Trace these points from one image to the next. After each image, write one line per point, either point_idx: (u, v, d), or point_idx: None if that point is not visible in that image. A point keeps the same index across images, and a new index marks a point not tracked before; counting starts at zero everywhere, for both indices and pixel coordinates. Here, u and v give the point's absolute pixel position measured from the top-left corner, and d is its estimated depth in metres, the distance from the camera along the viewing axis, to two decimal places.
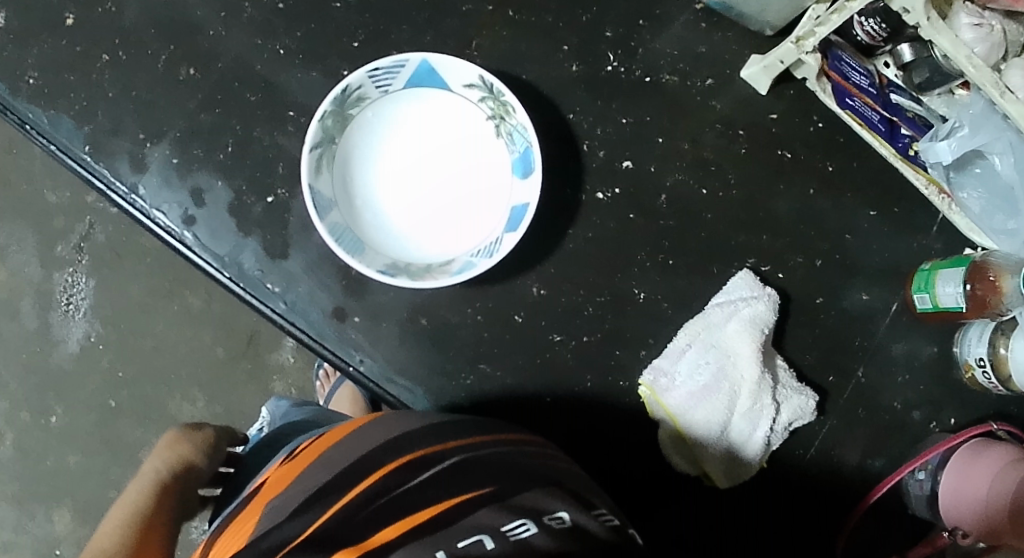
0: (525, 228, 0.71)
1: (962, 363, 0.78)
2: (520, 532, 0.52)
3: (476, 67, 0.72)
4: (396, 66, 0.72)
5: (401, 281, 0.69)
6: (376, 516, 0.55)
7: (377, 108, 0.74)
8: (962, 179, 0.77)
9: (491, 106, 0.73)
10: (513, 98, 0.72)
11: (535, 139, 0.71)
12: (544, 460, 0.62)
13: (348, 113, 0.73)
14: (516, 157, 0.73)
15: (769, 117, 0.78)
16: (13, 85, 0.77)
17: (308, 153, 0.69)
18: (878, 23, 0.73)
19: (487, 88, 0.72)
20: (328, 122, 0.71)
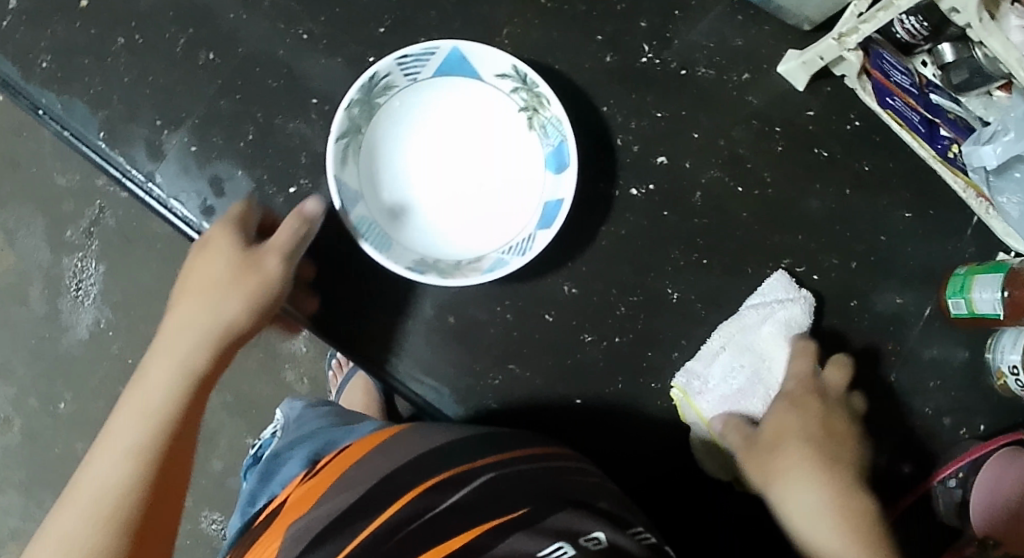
0: (558, 226, 0.69)
1: (995, 370, 0.75)
2: (557, 556, 0.55)
3: (509, 56, 0.70)
4: (426, 54, 0.70)
5: (430, 279, 0.68)
6: (413, 543, 0.56)
7: (405, 96, 0.72)
8: (1002, 183, 0.73)
9: (524, 97, 0.72)
10: (548, 91, 0.70)
11: (570, 133, 0.70)
12: (568, 475, 0.63)
13: (375, 102, 0.71)
14: (549, 151, 0.72)
15: (806, 114, 0.77)
16: (26, 68, 0.75)
17: (333, 144, 0.68)
18: (919, 21, 0.70)
19: (520, 79, 0.71)
20: (354, 111, 0.69)
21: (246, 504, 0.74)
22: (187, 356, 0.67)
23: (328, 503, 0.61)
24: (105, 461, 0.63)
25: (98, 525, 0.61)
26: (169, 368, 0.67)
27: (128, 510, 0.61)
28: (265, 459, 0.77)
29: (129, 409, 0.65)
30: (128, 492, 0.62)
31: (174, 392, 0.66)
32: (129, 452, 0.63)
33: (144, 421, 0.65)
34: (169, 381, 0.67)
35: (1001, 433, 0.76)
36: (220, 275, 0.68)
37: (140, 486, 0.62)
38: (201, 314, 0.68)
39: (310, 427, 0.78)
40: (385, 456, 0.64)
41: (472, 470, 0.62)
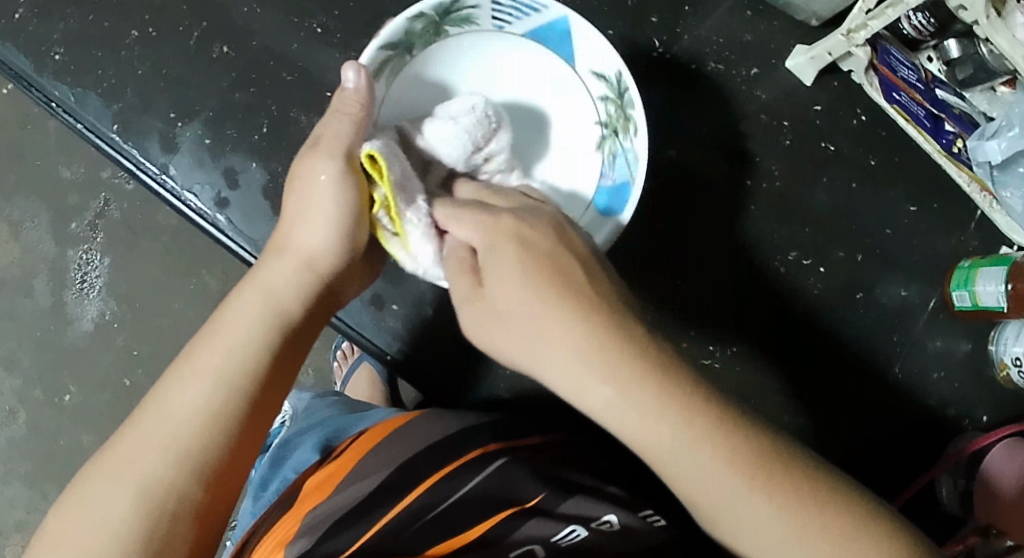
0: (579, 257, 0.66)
1: (998, 361, 0.77)
2: (573, 537, 0.58)
3: (616, 62, 0.69)
4: (528, 8, 0.69)
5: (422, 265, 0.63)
6: (432, 528, 0.58)
7: (480, 37, 0.71)
8: (1007, 178, 0.75)
9: (609, 111, 0.71)
10: (639, 117, 0.69)
11: (642, 171, 0.68)
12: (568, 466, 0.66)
13: (444, 28, 0.69)
14: (611, 182, 0.71)
15: (813, 109, 0.78)
16: (39, 61, 0.75)
17: (378, 48, 0.66)
18: (926, 17, 0.71)
19: (617, 89, 0.69)
20: (417, 26, 0.68)
21: (258, 489, 0.74)
22: (255, 310, 0.59)
23: (348, 490, 0.61)
24: (157, 421, 0.54)
25: (140, 492, 0.52)
26: (232, 327, 0.58)
27: (178, 476, 0.53)
28: (276, 445, 0.78)
29: (184, 373, 0.56)
30: (178, 458, 0.53)
31: (235, 353, 0.57)
32: (185, 416, 0.54)
33: (204, 385, 0.55)
34: (232, 339, 0.57)
35: (1004, 424, 0.78)
36: (311, 207, 0.62)
37: (195, 447, 0.54)
38: (274, 259, 0.61)
39: (320, 417, 0.79)
40: (403, 443, 0.65)
41: (485, 455, 0.64)
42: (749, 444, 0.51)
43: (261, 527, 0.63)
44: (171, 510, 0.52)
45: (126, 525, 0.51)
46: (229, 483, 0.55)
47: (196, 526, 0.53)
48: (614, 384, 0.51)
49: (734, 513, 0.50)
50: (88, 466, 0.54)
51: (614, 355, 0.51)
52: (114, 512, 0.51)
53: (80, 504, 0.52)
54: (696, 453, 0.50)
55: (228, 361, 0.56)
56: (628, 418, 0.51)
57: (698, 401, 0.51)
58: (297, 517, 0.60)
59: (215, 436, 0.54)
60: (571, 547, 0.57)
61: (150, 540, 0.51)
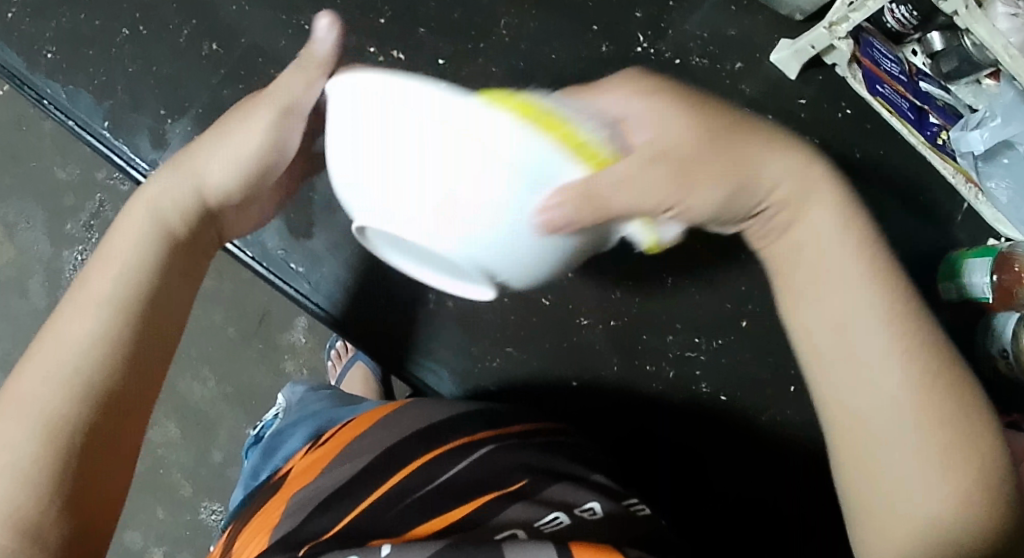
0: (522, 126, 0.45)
1: (986, 353, 0.76)
2: (555, 523, 0.57)
3: None
4: None
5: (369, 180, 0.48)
6: (414, 511, 0.58)
7: None
8: (991, 168, 0.78)
9: None
10: None
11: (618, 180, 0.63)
12: (562, 452, 0.65)
13: None
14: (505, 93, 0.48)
15: (799, 102, 0.78)
16: (31, 60, 0.76)
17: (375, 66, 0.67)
18: (908, 11, 0.72)
19: None
20: None
21: (249, 478, 0.75)
22: (143, 235, 0.58)
23: (332, 472, 0.62)
24: (44, 359, 0.54)
25: (34, 417, 0.52)
26: (123, 254, 0.58)
27: (70, 401, 0.53)
28: (269, 437, 0.79)
29: (72, 304, 0.56)
30: (64, 389, 0.53)
31: (124, 278, 0.57)
32: (67, 352, 0.54)
33: (90, 309, 0.55)
34: (122, 265, 0.57)
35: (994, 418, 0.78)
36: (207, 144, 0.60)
37: (79, 377, 0.53)
38: (168, 185, 0.59)
39: (312, 408, 0.79)
40: (389, 428, 0.65)
41: (474, 442, 0.64)
42: (924, 348, 0.54)
43: (247, 513, 0.64)
44: (67, 447, 0.52)
45: (30, 454, 0.51)
46: (125, 399, 0.55)
47: (93, 445, 0.52)
48: (859, 272, 0.55)
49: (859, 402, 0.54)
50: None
51: (862, 262, 0.55)
52: (8, 444, 0.51)
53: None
54: (875, 340, 0.53)
55: (112, 293, 0.56)
56: (830, 300, 0.55)
57: (917, 332, 0.54)
58: (282, 502, 0.61)
59: (108, 359, 0.54)
60: (553, 532, 0.56)
61: (52, 469, 0.51)
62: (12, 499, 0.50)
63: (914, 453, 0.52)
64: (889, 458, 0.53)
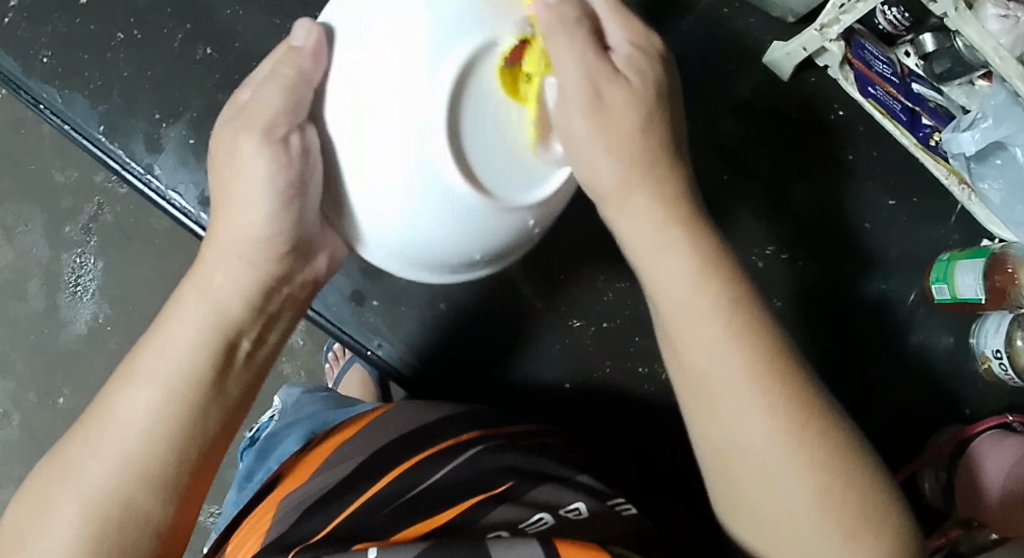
0: None
1: (979, 354, 0.77)
2: (539, 524, 0.57)
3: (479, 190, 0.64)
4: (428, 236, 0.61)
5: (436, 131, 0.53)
6: (401, 514, 0.58)
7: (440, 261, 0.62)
8: (984, 170, 0.77)
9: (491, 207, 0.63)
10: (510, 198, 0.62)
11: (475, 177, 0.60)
12: (547, 452, 0.66)
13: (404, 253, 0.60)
14: None
15: (790, 104, 0.79)
16: (27, 64, 0.77)
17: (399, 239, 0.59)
18: (901, 12, 0.73)
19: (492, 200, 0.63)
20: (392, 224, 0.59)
21: (243, 480, 0.75)
22: (202, 317, 0.57)
23: (321, 476, 0.62)
24: (157, 358, 0.55)
25: (94, 503, 0.52)
26: (179, 332, 0.56)
27: (133, 489, 0.53)
28: (263, 439, 0.79)
29: (129, 383, 0.55)
30: (166, 396, 0.55)
31: (181, 360, 0.55)
32: (174, 358, 0.55)
33: (149, 395, 0.54)
34: (180, 344, 0.56)
35: (986, 417, 0.78)
36: (232, 187, 0.57)
37: (184, 386, 0.55)
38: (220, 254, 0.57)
39: (307, 411, 0.80)
40: (378, 432, 0.65)
41: (460, 444, 0.64)
42: (796, 405, 0.54)
43: (239, 518, 0.64)
44: (149, 496, 0.53)
45: (139, 456, 0.53)
46: (190, 489, 0.55)
47: (158, 535, 0.54)
48: (735, 348, 0.54)
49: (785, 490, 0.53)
50: (98, 398, 0.56)
51: (738, 330, 0.54)
52: (69, 528, 0.52)
53: (82, 445, 0.54)
54: (721, 353, 0.54)
55: (221, 299, 0.57)
56: (709, 356, 0.54)
57: (793, 405, 0.54)
58: (271, 506, 0.61)
59: (168, 449, 0.54)
60: (537, 532, 0.56)
61: (157, 470, 0.54)
62: (115, 495, 0.53)
63: (829, 537, 0.53)
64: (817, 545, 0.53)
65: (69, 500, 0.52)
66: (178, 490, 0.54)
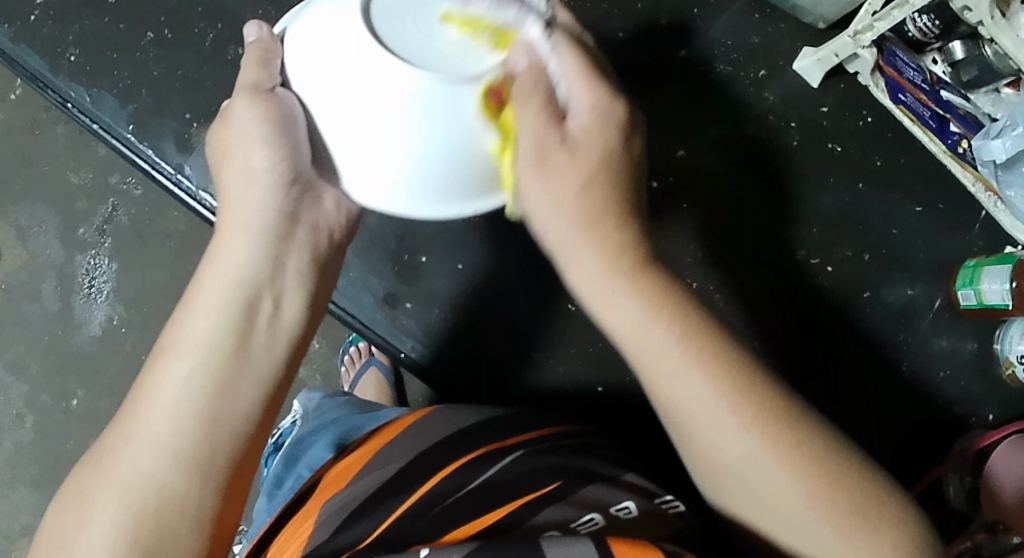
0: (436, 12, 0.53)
1: (1003, 359, 0.78)
2: (590, 524, 0.58)
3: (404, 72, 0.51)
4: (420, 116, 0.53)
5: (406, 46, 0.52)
6: (444, 518, 0.59)
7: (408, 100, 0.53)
8: (1011, 178, 0.75)
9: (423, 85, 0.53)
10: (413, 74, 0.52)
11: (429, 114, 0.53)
12: (587, 450, 0.66)
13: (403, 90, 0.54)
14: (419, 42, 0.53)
15: (820, 110, 0.79)
16: (55, 62, 0.76)
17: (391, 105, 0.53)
18: (930, 20, 0.72)
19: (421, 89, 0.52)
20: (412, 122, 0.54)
21: (272, 488, 0.74)
22: (236, 281, 0.53)
23: (365, 479, 0.62)
24: (188, 331, 0.52)
25: (132, 493, 0.48)
26: (209, 302, 0.52)
27: (175, 478, 0.49)
28: (289, 445, 0.78)
29: (161, 359, 0.51)
30: (202, 373, 0.51)
31: (218, 332, 0.52)
32: (210, 329, 0.52)
33: (181, 368, 0.50)
34: (213, 316, 0.52)
35: (1009, 422, 0.78)
36: (252, 135, 0.53)
37: (215, 361, 0.51)
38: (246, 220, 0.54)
39: (331, 416, 0.79)
40: (419, 435, 0.66)
41: (503, 448, 0.64)
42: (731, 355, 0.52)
43: (278, 521, 0.64)
44: (191, 488, 0.49)
45: (181, 440, 0.49)
46: (237, 481, 0.51)
47: (208, 529, 0.49)
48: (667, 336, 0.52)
49: (719, 421, 0.51)
50: (133, 390, 0.52)
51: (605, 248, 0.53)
52: (106, 518, 0.47)
53: (119, 442, 0.49)
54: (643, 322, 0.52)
55: (253, 265, 0.54)
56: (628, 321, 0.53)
57: (709, 345, 0.52)
58: (315, 509, 0.61)
59: (204, 430, 0.50)
60: (588, 531, 0.57)
61: (203, 457, 0.49)
62: (153, 481, 0.48)
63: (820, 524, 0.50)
64: (745, 471, 0.51)
65: (110, 498, 0.48)
66: (227, 475, 0.50)
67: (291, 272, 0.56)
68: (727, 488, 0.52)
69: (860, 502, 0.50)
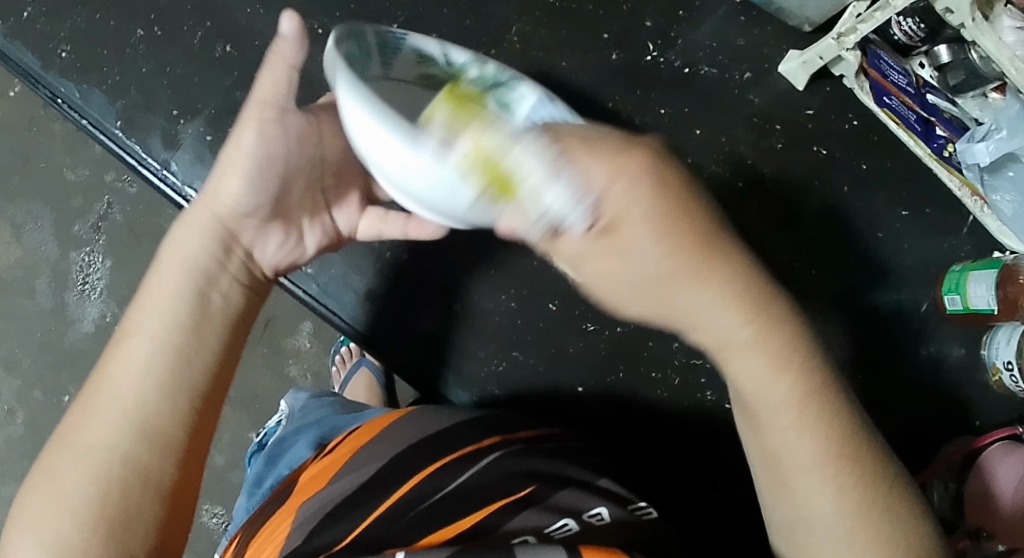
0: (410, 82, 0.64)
1: (990, 366, 0.77)
2: (563, 531, 0.59)
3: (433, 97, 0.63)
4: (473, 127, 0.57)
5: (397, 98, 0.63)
6: (424, 521, 0.59)
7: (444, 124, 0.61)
8: (996, 181, 0.77)
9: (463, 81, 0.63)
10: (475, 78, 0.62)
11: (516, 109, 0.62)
12: (564, 455, 0.66)
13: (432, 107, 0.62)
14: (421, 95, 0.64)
15: (806, 113, 0.79)
16: (46, 58, 0.77)
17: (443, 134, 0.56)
18: (915, 23, 0.72)
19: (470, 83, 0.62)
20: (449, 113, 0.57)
21: (253, 487, 0.75)
22: (186, 266, 0.61)
23: (339, 482, 0.62)
24: (150, 315, 0.59)
25: (98, 463, 0.55)
26: (163, 288, 0.60)
27: (134, 445, 0.56)
28: (271, 445, 0.79)
29: (127, 344, 0.58)
30: (161, 351, 0.58)
31: (168, 317, 0.59)
32: (166, 313, 0.59)
33: (145, 350, 0.58)
34: (161, 303, 0.59)
35: (995, 429, 0.77)
36: (223, 163, 0.60)
37: (173, 337, 0.59)
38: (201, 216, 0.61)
39: (314, 416, 0.79)
40: (395, 437, 0.65)
41: (481, 449, 0.64)
42: (808, 420, 0.55)
43: (254, 522, 0.64)
44: (152, 457, 0.56)
45: (141, 413, 0.57)
46: (198, 444, 0.59)
47: (163, 495, 0.56)
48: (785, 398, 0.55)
49: (767, 389, 0.55)
50: (96, 369, 0.59)
51: (733, 285, 0.53)
52: (75, 486, 0.55)
53: (83, 420, 0.57)
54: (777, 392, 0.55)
55: (193, 255, 0.61)
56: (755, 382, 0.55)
57: (811, 403, 0.55)
58: (290, 511, 0.61)
59: (164, 404, 0.57)
60: (563, 538, 0.58)
61: (158, 429, 0.57)
62: (118, 450, 0.56)
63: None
64: (778, 453, 0.56)
65: (79, 467, 0.55)
66: (179, 447, 0.57)
67: (233, 269, 0.62)
68: (773, 485, 0.57)
69: (892, 520, 0.55)
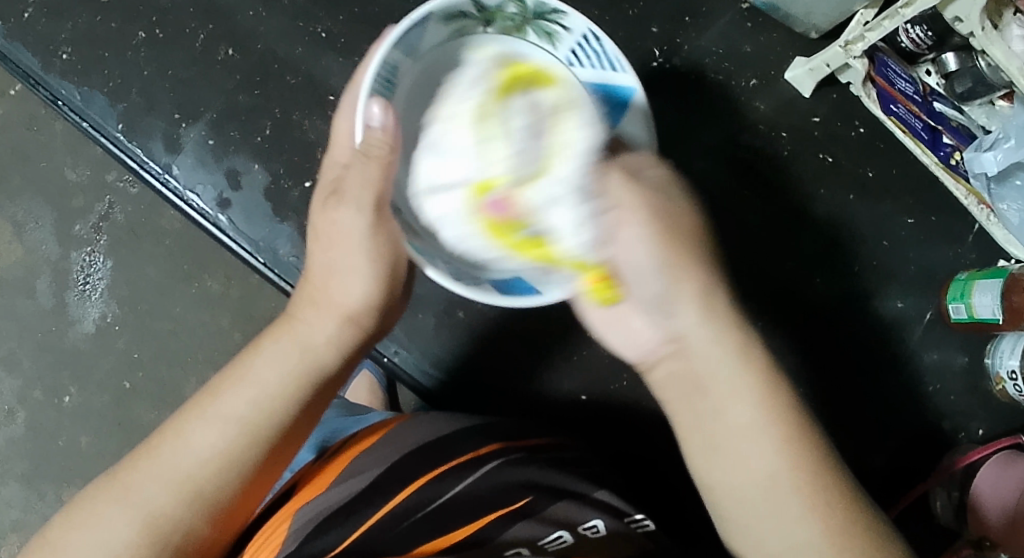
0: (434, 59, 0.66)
1: (994, 375, 0.76)
2: (558, 543, 0.58)
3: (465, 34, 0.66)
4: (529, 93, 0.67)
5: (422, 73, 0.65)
6: (423, 529, 0.59)
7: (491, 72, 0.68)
8: (1003, 190, 0.75)
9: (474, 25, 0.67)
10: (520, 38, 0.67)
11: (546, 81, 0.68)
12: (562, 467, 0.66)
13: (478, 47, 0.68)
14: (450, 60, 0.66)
15: (811, 120, 0.79)
16: (47, 60, 0.77)
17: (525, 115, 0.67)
18: (923, 31, 0.71)
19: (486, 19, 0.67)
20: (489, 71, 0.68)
21: None
22: (286, 362, 0.57)
23: (338, 489, 0.62)
24: (238, 392, 0.55)
25: (147, 520, 0.52)
26: (262, 373, 0.56)
27: (186, 511, 0.53)
28: None
29: (206, 412, 0.55)
30: (251, 434, 0.54)
31: (259, 399, 0.55)
32: (258, 401, 0.55)
33: (224, 427, 0.54)
34: (262, 386, 0.56)
35: (999, 437, 0.77)
36: (341, 257, 0.60)
37: (263, 425, 0.55)
38: (314, 308, 0.59)
39: None
40: (395, 444, 0.65)
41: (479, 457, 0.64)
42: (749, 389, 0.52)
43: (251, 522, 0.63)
44: (197, 521, 0.53)
45: (202, 481, 0.53)
46: (234, 519, 0.55)
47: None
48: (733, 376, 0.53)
49: (725, 389, 0.52)
50: (169, 421, 0.55)
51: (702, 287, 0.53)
52: (116, 536, 0.51)
53: (141, 469, 0.53)
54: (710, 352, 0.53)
55: (313, 350, 0.58)
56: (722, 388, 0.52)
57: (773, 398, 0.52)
58: (287, 515, 0.61)
59: (227, 476, 0.54)
60: (557, 551, 0.58)
61: (213, 497, 0.53)
62: (172, 512, 0.52)
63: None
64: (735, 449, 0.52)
65: (128, 519, 0.52)
66: (226, 510, 0.54)
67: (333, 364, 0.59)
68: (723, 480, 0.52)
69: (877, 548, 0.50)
